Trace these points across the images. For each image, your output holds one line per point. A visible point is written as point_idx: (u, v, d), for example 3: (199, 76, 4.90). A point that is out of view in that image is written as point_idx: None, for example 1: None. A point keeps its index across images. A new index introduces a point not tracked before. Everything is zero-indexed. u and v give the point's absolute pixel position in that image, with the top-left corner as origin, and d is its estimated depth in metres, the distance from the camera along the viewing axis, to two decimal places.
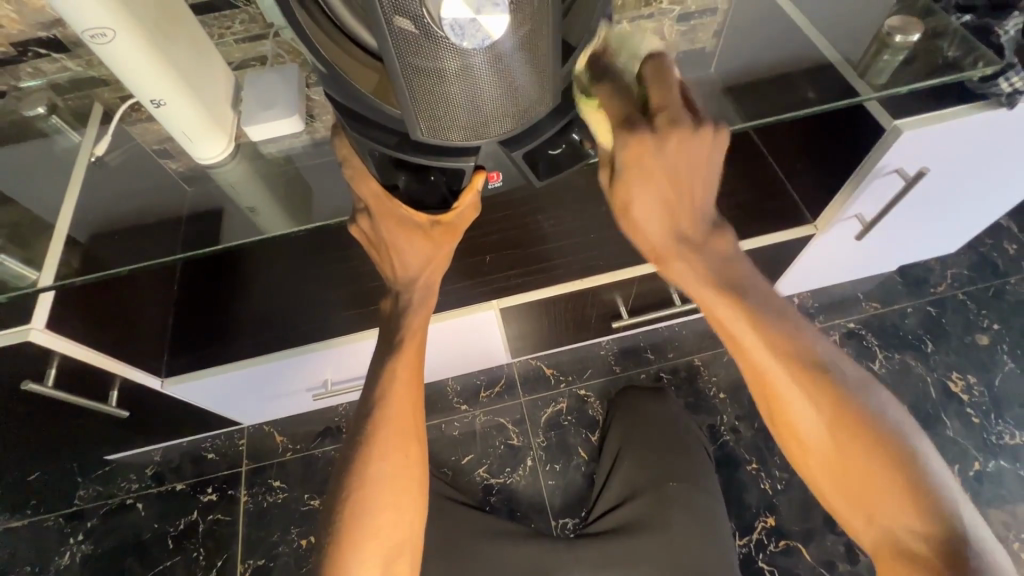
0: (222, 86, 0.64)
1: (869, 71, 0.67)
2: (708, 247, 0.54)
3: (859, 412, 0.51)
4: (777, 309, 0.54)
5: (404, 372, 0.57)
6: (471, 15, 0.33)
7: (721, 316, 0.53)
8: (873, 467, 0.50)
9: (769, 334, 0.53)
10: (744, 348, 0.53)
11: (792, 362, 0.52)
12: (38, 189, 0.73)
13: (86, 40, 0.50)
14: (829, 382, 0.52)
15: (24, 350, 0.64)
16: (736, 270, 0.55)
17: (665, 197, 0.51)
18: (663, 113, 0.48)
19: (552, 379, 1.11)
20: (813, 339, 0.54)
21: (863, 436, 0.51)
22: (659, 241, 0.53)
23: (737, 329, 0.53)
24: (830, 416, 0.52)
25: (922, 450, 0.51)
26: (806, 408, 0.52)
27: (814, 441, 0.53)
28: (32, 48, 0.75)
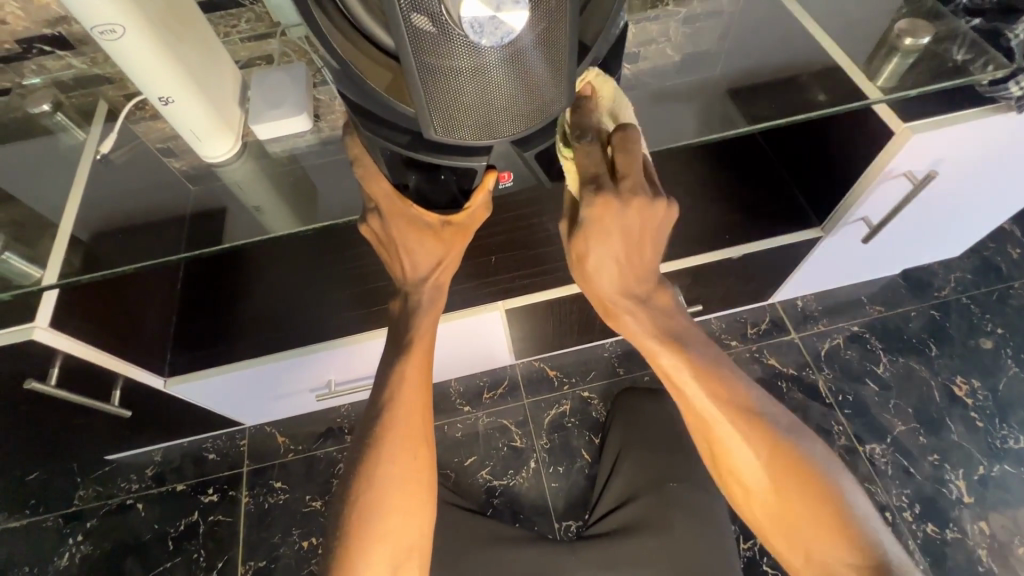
0: (229, 85, 0.64)
1: (879, 73, 0.67)
2: (653, 303, 0.56)
3: (790, 450, 0.54)
4: (716, 359, 0.57)
5: (413, 374, 0.57)
6: (490, 14, 0.33)
7: (666, 364, 0.56)
8: (809, 503, 0.52)
9: (707, 380, 0.55)
10: (682, 391, 0.56)
11: (729, 408, 0.55)
12: (42, 186, 0.72)
13: (96, 36, 0.49)
14: (762, 424, 0.55)
15: (27, 349, 0.63)
16: (679, 322, 0.58)
17: (618, 255, 0.52)
18: (628, 178, 0.48)
19: (555, 380, 1.11)
20: (746, 383, 0.57)
21: (795, 473, 0.53)
22: (609, 297, 0.54)
23: (679, 375, 0.56)
24: (766, 456, 0.54)
25: (850, 490, 0.54)
26: (744, 448, 0.55)
27: (750, 480, 0.55)
28: (37, 46, 0.75)
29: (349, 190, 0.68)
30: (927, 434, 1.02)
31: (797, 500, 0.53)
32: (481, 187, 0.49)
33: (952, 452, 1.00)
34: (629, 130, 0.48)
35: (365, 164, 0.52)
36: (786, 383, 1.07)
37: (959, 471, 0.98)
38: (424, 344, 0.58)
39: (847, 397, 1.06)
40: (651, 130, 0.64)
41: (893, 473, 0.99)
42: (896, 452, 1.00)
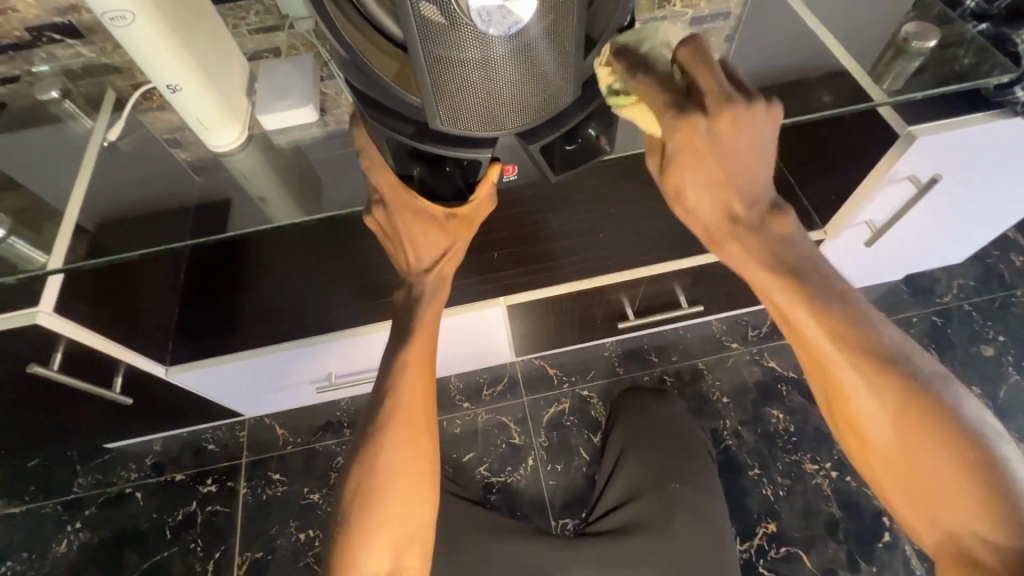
0: (238, 76, 0.65)
1: (884, 76, 0.67)
2: (766, 225, 0.51)
3: (931, 405, 0.46)
4: (843, 292, 0.50)
5: (415, 364, 0.57)
6: (498, 2, 0.33)
7: (779, 297, 0.50)
8: (951, 470, 0.44)
9: (832, 319, 0.48)
10: (799, 331, 0.49)
11: (858, 354, 0.48)
12: (49, 172, 0.73)
13: (106, 22, 0.50)
14: (898, 372, 0.47)
15: (31, 333, 0.64)
16: (796, 248, 0.51)
17: (721, 177, 0.47)
18: (713, 93, 0.44)
19: (555, 379, 1.11)
20: (881, 326, 0.49)
21: (933, 434, 0.45)
22: (713, 221, 0.50)
23: (797, 312, 0.49)
24: (899, 412, 0.46)
25: (1010, 456, 0.44)
26: (872, 401, 0.47)
27: (874, 438, 0.48)
28: (45, 34, 0.75)
29: (354, 182, 0.68)
30: None
31: (933, 468, 0.45)
32: (485, 175, 0.49)
33: None
34: (689, 50, 0.45)
35: (371, 156, 0.53)
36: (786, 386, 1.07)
37: None
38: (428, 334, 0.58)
39: None
40: None
41: None
42: None
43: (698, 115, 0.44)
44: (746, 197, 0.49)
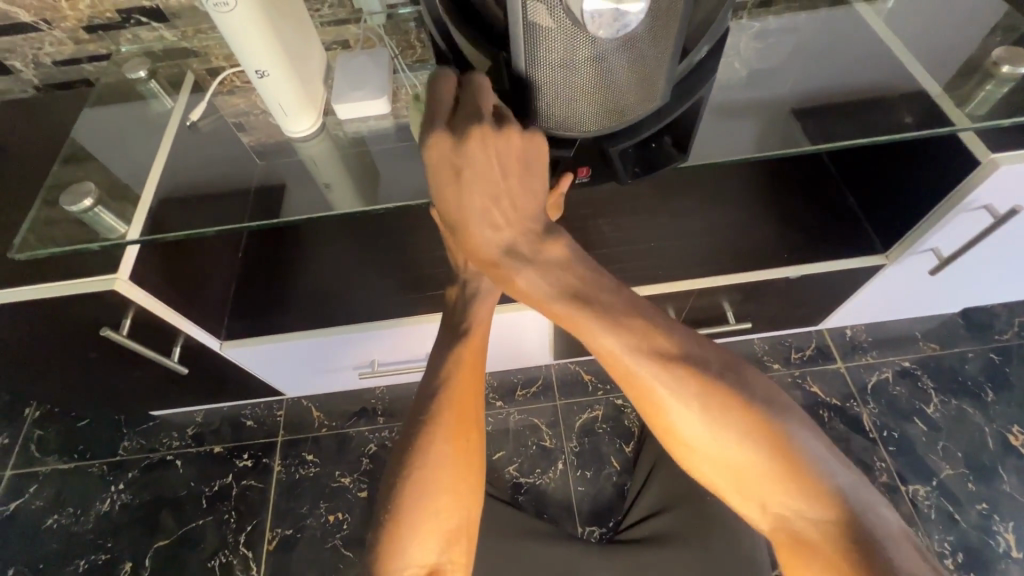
0: (315, 65, 0.67)
1: (971, 98, 0.65)
2: (551, 242, 0.47)
3: (732, 399, 0.45)
4: (634, 307, 0.47)
5: (466, 357, 0.58)
6: (612, 6, 0.34)
7: (580, 324, 0.46)
8: (763, 459, 0.45)
9: (631, 341, 0.45)
10: (605, 356, 0.46)
11: (662, 367, 0.45)
12: (130, 147, 0.77)
13: (210, 7, 0.52)
14: (705, 382, 0.45)
15: (106, 298, 0.67)
16: (589, 268, 0.48)
17: (492, 198, 0.45)
18: (463, 110, 0.43)
19: (589, 385, 1.11)
20: (676, 332, 0.47)
21: (742, 431, 0.45)
22: (495, 254, 0.47)
23: (596, 338, 0.46)
24: (708, 415, 0.45)
25: (801, 431, 0.46)
26: (681, 414, 0.46)
27: (694, 444, 0.47)
28: (135, 16, 0.79)
29: (416, 173, 0.70)
30: (977, 481, 0.97)
31: (743, 460, 0.45)
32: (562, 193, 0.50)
33: (1003, 503, 0.95)
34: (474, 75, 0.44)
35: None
36: (828, 412, 1.04)
37: (1008, 523, 0.94)
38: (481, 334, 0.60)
39: (893, 434, 1.02)
40: (725, 138, 0.63)
41: (936, 517, 0.95)
42: (941, 497, 0.96)
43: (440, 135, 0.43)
44: (528, 217, 0.47)
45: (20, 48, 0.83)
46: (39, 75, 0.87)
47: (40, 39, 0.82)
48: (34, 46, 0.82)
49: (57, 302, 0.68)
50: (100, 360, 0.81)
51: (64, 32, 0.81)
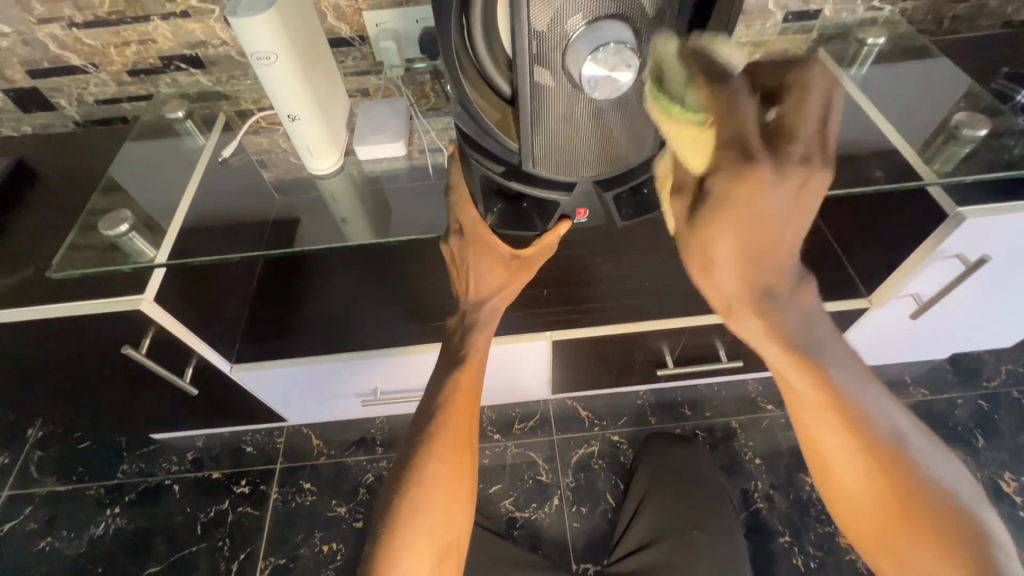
0: (339, 112, 0.74)
1: (938, 157, 0.71)
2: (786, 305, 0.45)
3: (916, 470, 0.46)
4: (853, 375, 0.47)
5: (464, 383, 0.61)
6: (606, 73, 0.40)
7: (790, 391, 0.47)
8: (934, 547, 0.45)
9: (839, 411, 0.46)
10: (801, 413, 0.48)
11: (857, 427, 0.46)
12: (163, 179, 0.83)
13: (254, 61, 0.59)
14: (892, 458, 0.46)
15: (131, 317, 0.71)
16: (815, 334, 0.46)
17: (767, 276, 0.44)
18: (777, 142, 0.39)
19: (586, 421, 1.12)
20: (879, 399, 0.47)
21: (922, 520, 0.45)
22: (735, 296, 0.44)
23: (798, 389, 0.47)
24: (880, 474, 0.46)
25: (991, 525, 0.45)
26: (862, 486, 0.47)
27: (863, 511, 0.48)
28: (175, 63, 0.87)
29: (427, 210, 0.75)
30: None
31: (919, 549, 0.46)
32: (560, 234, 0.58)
33: None
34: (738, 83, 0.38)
35: (461, 188, 0.60)
36: None
37: None
38: (475, 363, 0.63)
39: None
40: None
41: None
42: None
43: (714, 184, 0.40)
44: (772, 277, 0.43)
45: (67, 88, 0.90)
46: (81, 111, 0.94)
47: (86, 81, 0.89)
48: (80, 87, 0.90)
49: (84, 320, 0.72)
50: (115, 379, 0.84)
51: (108, 74, 0.88)
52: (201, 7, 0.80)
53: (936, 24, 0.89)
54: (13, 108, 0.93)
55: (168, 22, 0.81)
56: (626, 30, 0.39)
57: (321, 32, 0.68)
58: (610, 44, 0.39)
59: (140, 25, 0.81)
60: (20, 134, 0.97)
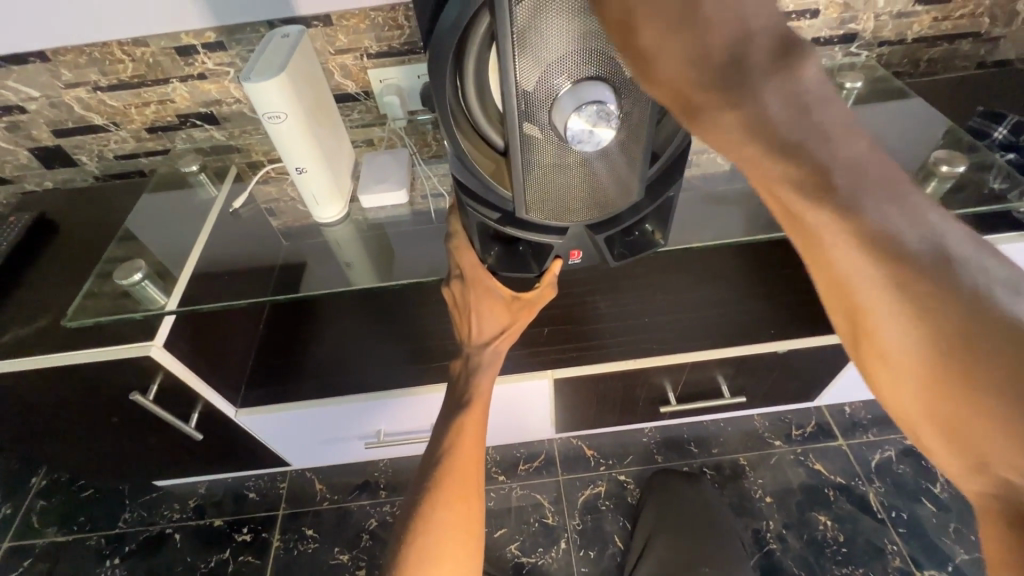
0: (345, 164, 0.78)
1: (920, 193, 0.73)
2: (754, 62, 0.31)
3: (959, 299, 0.33)
4: (870, 177, 0.34)
5: (470, 425, 0.62)
6: (588, 128, 0.43)
7: (802, 212, 0.34)
8: (982, 388, 0.32)
9: (867, 232, 0.33)
10: (811, 237, 0.35)
11: (896, 261, 0.33)
12: (176, 229, 0.87)
13: (265, 120, 0.62)
14: (943, 291, 0.33)
15: (139, 363, 0.73)
16: (790, 103, 0.32)
17: (677, 22, 0.30)
18: None
19: (591, 460, 1.11)
20: (884, 208, 0.34)
21: (984, 362, 0.32)
22: (685, 78, 0.31)
23: (825, 226, 0.34)
24: (913, 310, 0.33)
25: None
26: (890, 318, 0.35)
27: (908, 364, 0.35)
28: (191, 120, 0.92)
29: (428, 253, 0.78)
30: None
31: (986, 401, 0.32)
32: (552, 272, 0.59)
33: None
34: None
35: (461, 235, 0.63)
36: (833, 490, 1.04)
37: None
38: (479, 407, 0.64)
39: (900, 514, 1.00)
40: (700, 224, 0.73)
41: None
42: None
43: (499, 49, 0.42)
44: (715, 36, 0.31)
45: (88, 145, 0.95)
46: (100, 166, 0.99)
47: (106, 138, 0.94)
48: (100, 144, 0.95)
49: (96, 367, 0.74)
50: (120, 424, 0.85)
51: (128, 132, 0.93)
52: (217, 70, 0.86)
53: (912, 67, 0.94)
54: (37, 165, 0.98)
55: (186, 84, 0.87)
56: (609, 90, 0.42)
57: (329, 91, 0.72)
58: (591, 104, 0.42)
59: (159, 87, 0.87)
60: (43, 188, 1.02)
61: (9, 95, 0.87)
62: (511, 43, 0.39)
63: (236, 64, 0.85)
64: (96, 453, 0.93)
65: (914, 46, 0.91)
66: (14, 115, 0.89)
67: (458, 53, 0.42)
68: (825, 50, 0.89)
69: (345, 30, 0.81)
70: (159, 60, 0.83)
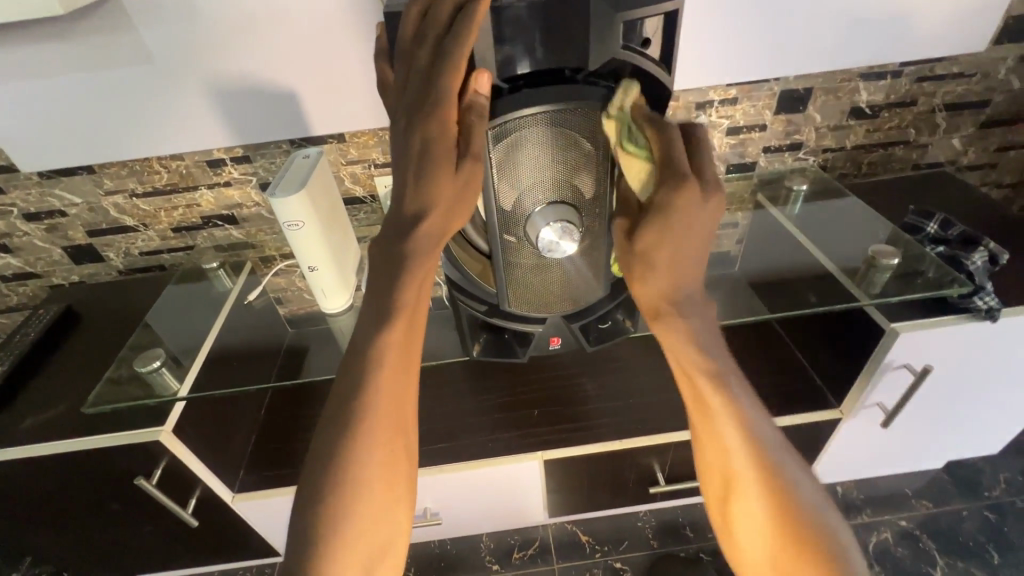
0: (352, 261, 0.86)
1: (863, 282, 0.83)
2: (693, 308, 0.55)
3: (783, 480, 0.53)
4: (747, 394, 0.56)
5: (391, 364, 0.52)
6: (554, 239, 0.52)
7: (707, 400, 0.55)
8: (785, 544, 0.52)
9: (745, 426, 0.54)
10: (711, 419, 0.55)
11: (754, 444, 0.54)
12: (192, 320, 0.95)
13: (285, 228, 0.72)
14: (783, 477, 0.53)
15: (147, 447, 0.77)
16: (706, 332, 0.56)
17: (666, 267, 0.53)
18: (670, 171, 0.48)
19: (587, 547, 1.09)
20: (753, 416, 0.55)
21: (795, 527, 0.51)
22: (656, 304, 0.55)
23: (722, 419, 0.54)
24: (763, 487, 0.53)
25: (847, 543, 0.51)
26: (749, 488, 0.54)
27: (750, 519, 0.54)
28: (213, 220, 1.02)
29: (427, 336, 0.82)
30: None
31: (793, 558, 0.51)
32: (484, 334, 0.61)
33: None
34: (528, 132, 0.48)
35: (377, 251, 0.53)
36: None
37: None
38: (397, 395, 0.52)
39: None
40: None
41: None
42: None
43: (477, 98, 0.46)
44: (680, 286, 0.54)
45: (117, 243, 1.05)
46: (125, 262, 1.08)
47: (135, 237, 1.04)
48: (128, 242, 1.05)
49: (105, 451, 0.78)
50: (117, 510, 0.87)
51: (154, 232, 1.04)
52: (242, 178, 0.97)
53: (855, 169, 1.07)
54: (67, 261, 1.07)
55: (212, 190, 0.98)
56: (572, 211, 0.52)
57: (340, 200, 0.83)
58: (557, 220, 0.51)
59: (189, 193, 0.98)
60: (69, 282, 1.11)
61: (54, 202, 0.98)
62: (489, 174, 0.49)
63: (259, 173, 0.97)
64: (87, 542, 0.93)
65: (853, 152, 1.04)
66: (55, 218, 1.00)
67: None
68: (776, 156, 1.02)
69: (356, 145, 0.94)
70: (192, 171, 0.96)
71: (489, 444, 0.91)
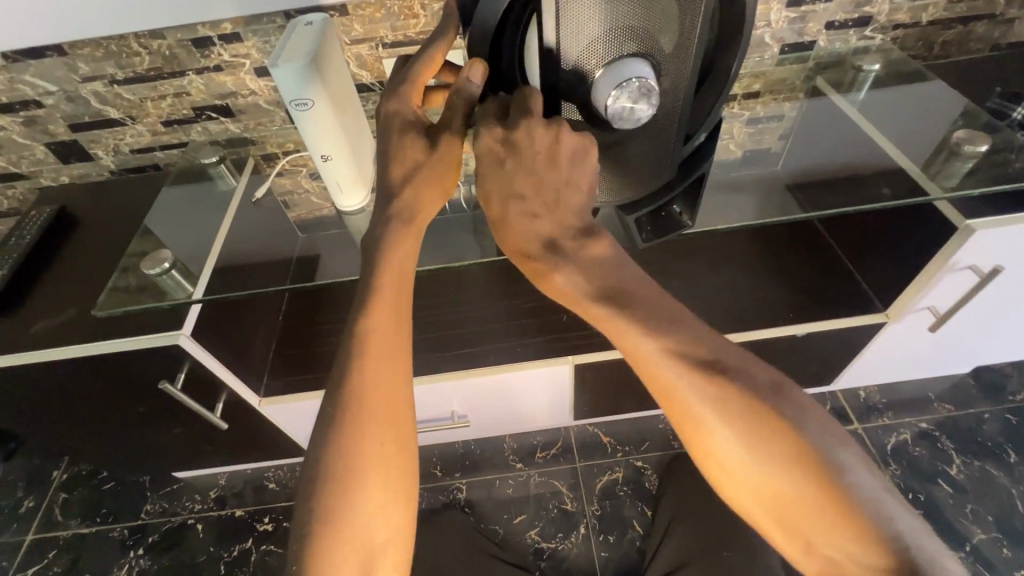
0: (368, 151, 0.77)
1: (939, 175, 0.74)
2: (579, 247, 0.49)
3: (762, 411, 0.43)
4: (681, 325, 0.46)
5: (376, 332, 0.48)
6: (626, 106, 0.46)
7: (640, 356, 0.46)
8: (783, 482, 0.42)
9: (689, 363, 0.44)
10: (650, 373, 0.45)
11: (702, 380, 0.44)
12: (196, 221, 0.88)
13: (292, 106, 0.63)
14: (764, 412, 0.43)
15: (169, 352, 0.74)
16: (617, 277, 0.48)
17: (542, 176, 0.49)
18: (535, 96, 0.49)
19: (608, 447, 1.12)
20: (700, 342, 0.46)
21: (784, 449, 0.42)
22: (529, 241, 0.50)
23: (658, 367, 0.45)
24: (739, 429, 0.43)
25: (850, 463, 0.42)
26: (724, 436, 0.43)
27: (733, 468, 0.44)
28: (206, 112, 0.92)
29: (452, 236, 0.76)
30: (1012, 546, 0.95)
31: (792, 491, 0.42)
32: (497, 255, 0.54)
33: None
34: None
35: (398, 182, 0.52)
36: None
37: None
38: (394, 378, 0.48)
39: (919, 496, 1.01)
40: (724, 209, 0.72)
41: None
42: (977, 562, 0.94)
43: (450, 43, 0.52)
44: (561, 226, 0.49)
45: (104, 139, 0.95)
46: (116, 161, 0.99)
47: (122, 132, 0.94)
48: (116, 138, 0.95)
49: (123, 355, 0.75)
50: (145, 413, 0.86)
51: (144, 126, 0.93)
52: (233, 61, 0.85)
53: (927, 50, 0.94)
54: (53, 160, 0.98)
55: (201, 76, 0.87)
56: (646, 71, 0.45)
57: (351, 79, 0.72)
58: (628, 83, 0.45)
59: (175, 79, 0.87)
60: (59, 183, 1.03)
61: (26, 90, 0.87)
62: (550, 16, 0.42)
63: (252, 55, 0.85)
64: (121, 443, 0.94)
65: (929, 29, 0.90)
66: (31, 109, 0.90)
67: (506, 41, 0.48)
68: (838, 34, 0.88)
69: (360, 19, 0.81)
70: (175, 52, 0.83)
71: (517, 350, 0.88)
